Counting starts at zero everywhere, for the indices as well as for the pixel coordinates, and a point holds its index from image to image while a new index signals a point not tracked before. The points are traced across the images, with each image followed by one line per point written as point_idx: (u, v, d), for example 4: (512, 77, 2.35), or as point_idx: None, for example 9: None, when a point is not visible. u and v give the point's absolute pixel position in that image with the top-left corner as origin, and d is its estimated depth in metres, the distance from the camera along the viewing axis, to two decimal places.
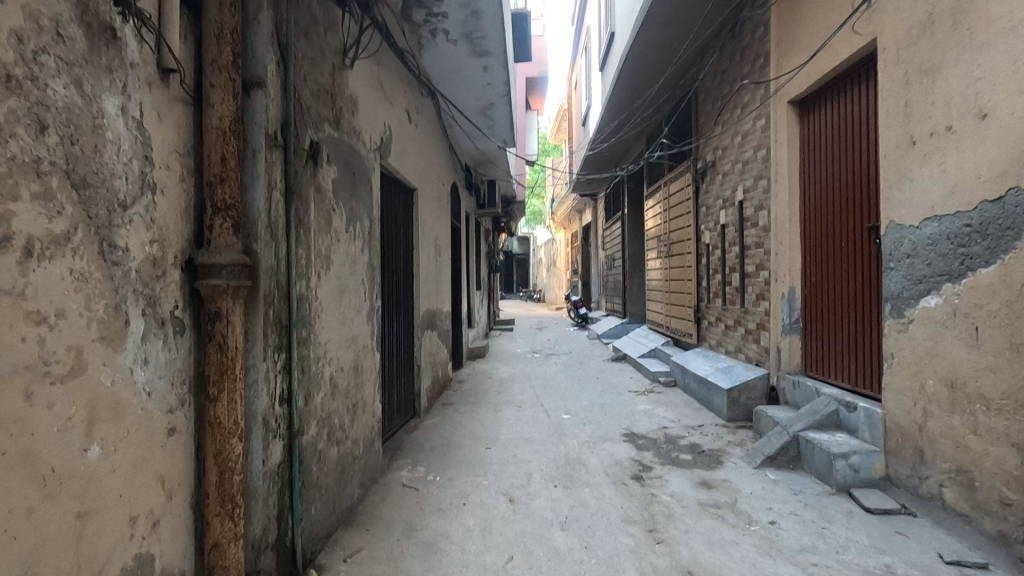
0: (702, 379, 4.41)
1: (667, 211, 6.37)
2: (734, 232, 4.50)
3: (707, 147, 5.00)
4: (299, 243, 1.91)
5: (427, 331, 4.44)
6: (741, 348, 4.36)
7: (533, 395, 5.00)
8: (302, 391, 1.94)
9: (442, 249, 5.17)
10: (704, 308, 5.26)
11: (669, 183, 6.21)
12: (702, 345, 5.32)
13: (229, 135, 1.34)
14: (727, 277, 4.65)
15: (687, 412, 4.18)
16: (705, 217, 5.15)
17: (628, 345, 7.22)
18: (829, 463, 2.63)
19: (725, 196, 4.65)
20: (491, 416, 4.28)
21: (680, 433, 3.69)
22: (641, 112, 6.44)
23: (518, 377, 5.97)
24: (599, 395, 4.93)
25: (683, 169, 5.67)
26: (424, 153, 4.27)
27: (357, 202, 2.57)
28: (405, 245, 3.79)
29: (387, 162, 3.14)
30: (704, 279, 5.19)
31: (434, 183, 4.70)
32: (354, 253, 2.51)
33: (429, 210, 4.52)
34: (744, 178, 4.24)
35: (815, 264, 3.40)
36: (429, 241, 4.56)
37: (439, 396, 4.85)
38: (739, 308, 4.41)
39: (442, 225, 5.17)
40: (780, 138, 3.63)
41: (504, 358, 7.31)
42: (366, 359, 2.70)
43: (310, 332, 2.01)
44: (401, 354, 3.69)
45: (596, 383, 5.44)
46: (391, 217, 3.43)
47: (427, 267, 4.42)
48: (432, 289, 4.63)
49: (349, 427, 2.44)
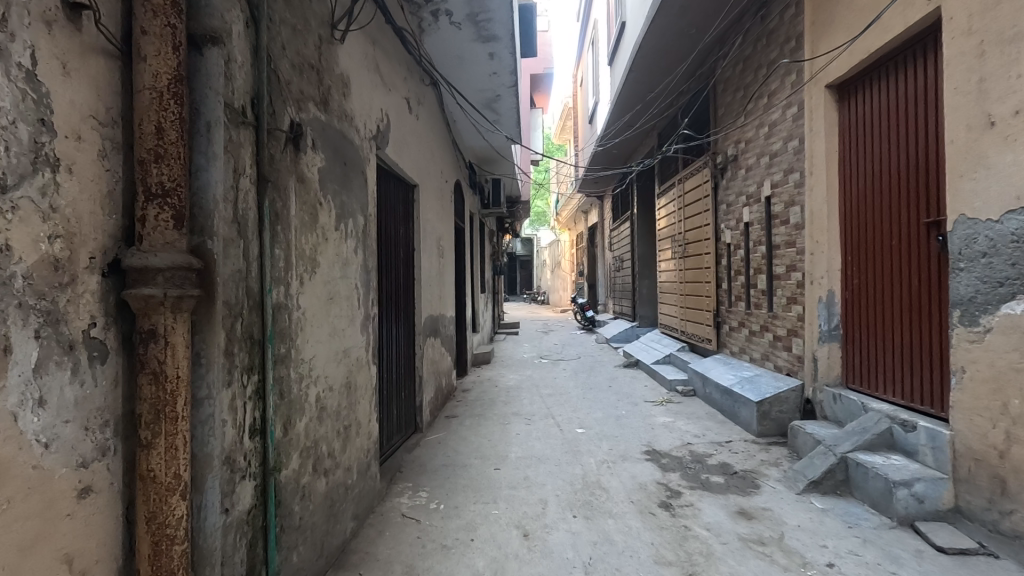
0: (726, 389, 4.10)
1: (683, 210, 6.06)
2: (759, 231, 4.19)
3: (728, 140, 4.69)
4: (275, 242, 1.60)
5: (430, 338, 4.14)
6: (768, 356, 4.04)
7: (543, 405, 4.68)
8: (280, 419, 1.62)
9: (445, 251, 4.86)
10: (725, 312, 4.94)
11: (684, 180, 5.90)
12: (722, 352, 5.00)
13: (168, 98, 1.02)
14: (751, 279, 4.34)
15: (711, 426, 3.86)
16: (725, 216, 4.84)
17: (640, 350, 6.91)
18: (888, 491, 2.30)
19: (749, 192, 4.34)
20: (499, 430, 3.97)
21: (707, 450, 3.37)
22: (654, 106, 6.14)
23: (526, 385, 5.65)
24: (613, 405, 4.62)
25: (700, 165, 5.35)
26: (426, 147, 3.96)
27: (350, 197, 2.27)
28: (405, 247, 3.48)
29: (385, 154, 2.84)
30: (725, 281, 4.88)
31: (436, 179, 4.39)
32: (346, 255, 2.19)
33: (431, 209, 4.21)
34: (772, 173, 3.93)
35: (858, 265, 3.08)
36: (432, 242, 4.25)
37: (443, 407, 4.55)
38: (766, 312, 4.09)
39: (445, 225, 4.87)
40: (816, 126, 3.31)
41: (511, 364, 7.00)
42: (361, 374, 2.39)
43: (290, 348, 1.69)
44: (402, 364, 3.38)
45: (610, 392, 5.12)
46: (389, 215, 3.11)
47: (429, 270, 4.12)
48: (435, 293, 4.33)
49: (341, 453, 2.13)
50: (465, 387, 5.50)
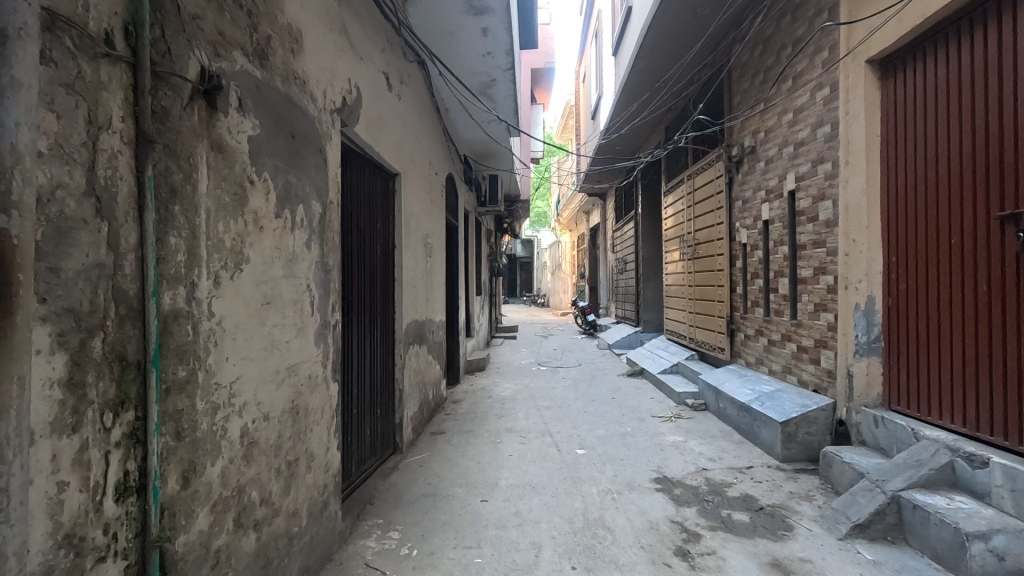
0: (743, 406, 3.67)
1: (692, 208, 5.64)
2: (781, 230, 3.76)
3: (746, 129, 4.26)
4: (168, 227, 1.18)
5: (415, 345, 3.72)
6: (791, 369, 3.62)
7: (539, 420, 4.26)
8: (176, 466, 1.20)
9: (434, 250, 4.45)
10: (739, 319, 4.52)
11: (695, 176, 5.49)
12: (736, 362, 4.58)
13: None
14: (772, 283, 3.92)
15: (728, 448, 3.43)
16: (742, 213, 4.42)
17: (645, 358, 6.49)
18: (958, 544, 1.87)
19: (770, 186, 3.92)
20: (489, 450, 3.54)
21: (726, 479, 2.94)
22: (661, 96, 5.74)
23: (522, 396, 5.22)
24: (617, 421, 4.19)
25: (713, 158, 4.94)
26: (410, 132, 3.55)
27: (300, 178, 1.85)
28: (382, 243, 3.06)
29: (352, 133, 2.42)
30: (740, 285, 4.46)
31: (423, 170, 3.97)
32: (291, 250, 1.77)
33: (417, 202, 3.80)
34: (797, 164, 3.51)
35: (904, 268, 2.66)
36: (418, 239, 3.83)
37: (429, 421, 4.12)
38: (788, 320, 3.67)
39: (434, 222, 4.46)
40: (853, 109, 2.90)
41: (507, 372, 6.57)
42: (315, 394, 1.97)
43: (196, 370, 1.27)
44: (377, 377, 2.97)
45: (614, 406, 4.69)
46: (359, 205, 2.69)
47: (414, 270, 3.71)
48: (421, 296, 3.91)
49: (282, 497, 1.71)
50: (456, 398, 5.08)
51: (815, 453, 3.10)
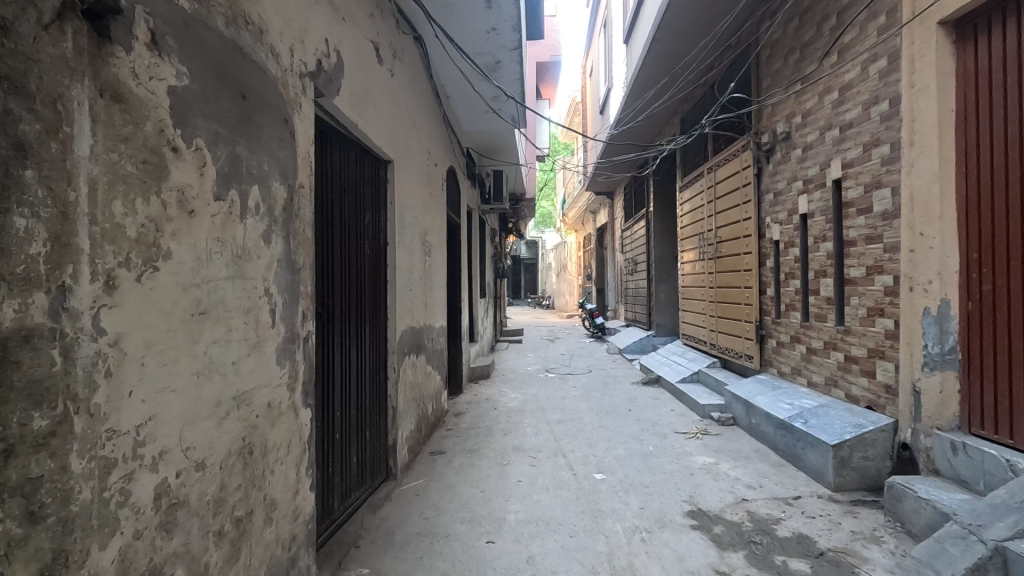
0: (782, 423, 3.25)
1: (713, 204, 5.22)
2: (823, 224, 3.35)
3: (779, 114, 3.86)
4: (10, 202, 0.78)
5: (412, 355, 3.32)
6: (837, 381, 3.19)
7: (550, 437, 3.85)
8: (30, 563, 0.80)
9: (434, 249, 4.05)
10: (771, 324, 4.10)
11: (717, 169, 5.08)
12: (766, 371, 4.16)
13: None
14: (811, 284, 3.50)
15: (767, 473, 3.01)
16: (775, 207, 4.00)
17: (661, 365, 6.07)
18: None
19: (809, 175, 3.50)
20: (495, 473, 3.13)
21: (772, 512, 2.52)
22: (679, 83, 5.34)
23: (529, 408, 4.81)
24: (636, 439, 3.78)
25: (739, 148, 4.53)
26: (406, 115, 3.16)
27: (255, 152, 1.44)
28: (370, 238, 2.66)
29: (331, 105, 2.02)
30: (771, 286, 4.06)
31: (420, 159, 3.58)
32: (240, 244, 1.36)
33: (414, 195, 3.40)
34: (844, 149, 3.09)
35: (990, 266, 2.23)
36: (415, 237, 3.43)
37: (428, 439, 3.71)
38: (832, 326, 3.25)
39: (434, 219, 4.06)
40: (921, 81, 2.47)
41: (513, 380, 6.16)
42: (277, 427, 1.56)
43: (68, 416, 0.86)
44: (365, 394, 2.57)
45: (631, 419, 4.28)
46: (338, 193, 2.29)
47: (411, 270, 3.31)
48: (419, 299, 3.52)
49: (227, 568, 1.30)
50: (458, 410, 4.67)
51: (873, 482, 2.67)
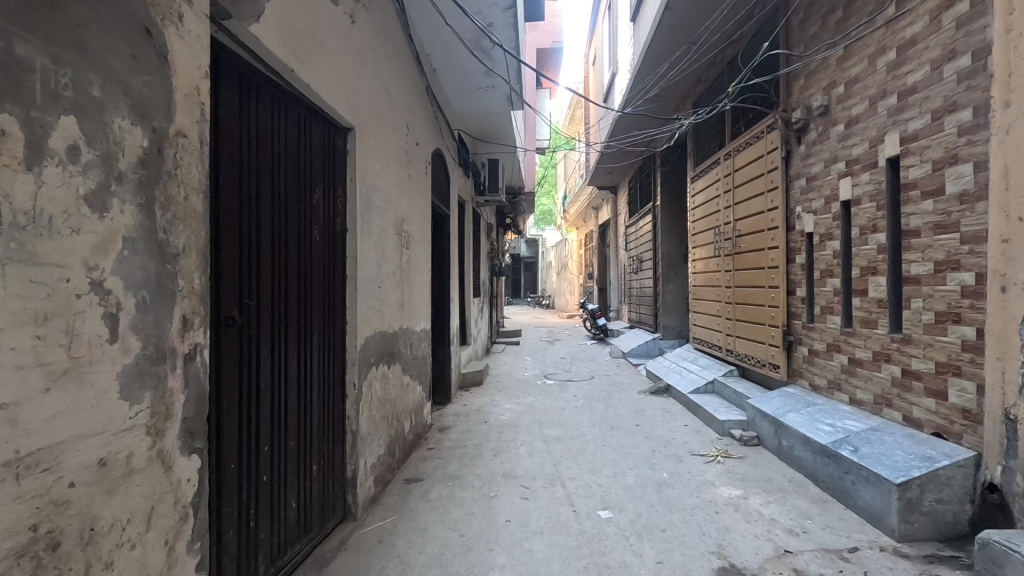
0: (824, 450, 2.71)
1: (730, 193, 4.68)
2: (872, 212, 2.82)
3: (816, 85, 3.33)
4: None
5: (383, 365, 2.79)
6: (892, 401, 2.66)
7: (547, 459, 3.32)
8: None
9: (414, 241, 3.52)
10: (802, 330, 3.56)
11: (735, 154, 4.54)
12: (796, 384, 3.62)
13: None
14: (855, 284, 2.97)
15: (810, 513, 2.47)
16: (808, 195, 3.46)
17: (669, 372, 5.54)
18: None
19: (854, 154, 2.97)
20: (479, 509, 2.60)
21: (826, 571, 1.99)
22: (694, 57, 4.80)
23: (524, 421, 4.28)
24: (647, 464, 3.24)
25: (763, 129, 4.00)
26: (374, 77, 2.63)
27: (68, 63, 0.90)
28: (318, 222, 2.12)
29: (246, 35, 1.48)
30: (803, 284, 3.52)
31: (396, 133, 3.06)
32: (22, 209, 0.82)
33: (386, 175, 2.87)
34: (904, 119, 2.56)
35: None
36: (389, 224, 2.90)
37: (404, 462, 3.18)
38: (885, 334, 2.72)
39: (414, 207, 3.52)
40: (1022, 24, 1.94)
41: (508, 387, 5.62)
42: (122, 496, 1.01)
43: None
44: (308, 419, 2.03)
45: (640, 437, 3.75)
46: (266, 160, 1.76)
47: (382, 265, 2.78)
48: (393, 300, 2.98)
49: None
50: (443, 424, 4.14)
51: (949, 531, 2.13)
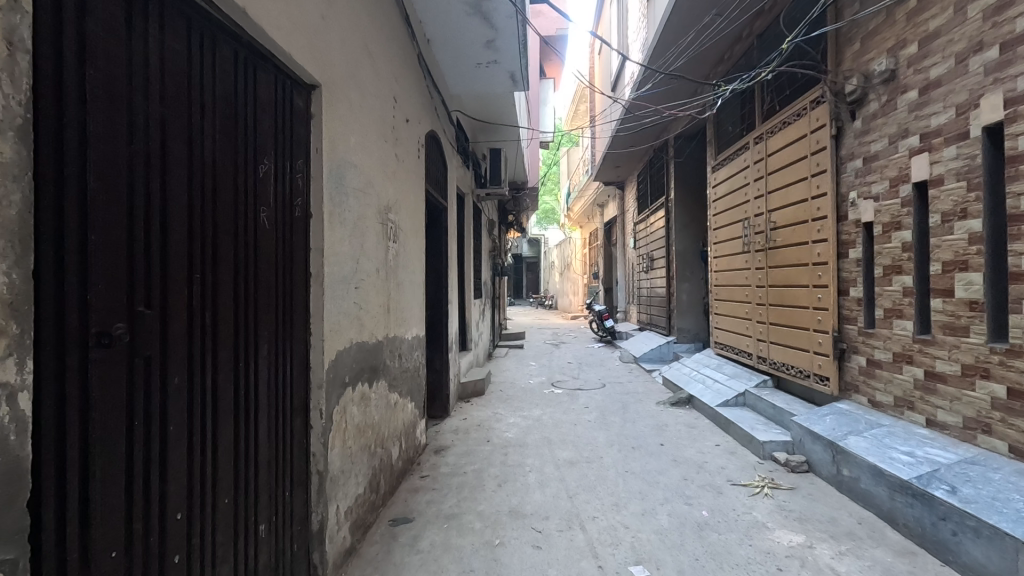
0: (905, 487, 2.20)
1: (761, 181, 4.17)
2: (959, 195, 2.31)
3: (878, 47, 2.82)
4: None
5: (362, 384, 2.28)
6: (993, 427, 2.15)
7: (561, 491, 2.82)
8: None
9: (404, 234, 3.02)
10: (859, 337, 3.05)
11: (769, 136, 4.03)
12: (851, 399, 3.11)
13: None
14: (934, 282, 2.46)
15: (898, 571, 1.95)
16: (866, 178, 2.95)
17: (690, 381, 5.03)
18: None
19: (933, 126, 2.46)
20: (480, 563, 2.08)
21: None
22: (720, 29, 4.29)
23: (532, 439, 3.77)
24: (680, 496, 2.73)
25: (805, 105, 3.49)
26: (350, 29, 2.14)
27: None
28: (267, 202, 1.62)
29: None
30: (861, 283, 3.01)
31: (380, 102, 2.56)
32: None
33: (367, 152, 2.37)
34: (1012, 75, 2.05)
35: None
36: (371, 213, 2.40)
37: (390, 497, 2.68)
38: (982, 343, 2.21)
39: (404, 196, 3.02)
40: None
41: (511, 398, 5.12)
42: None
43: None
44: (251, 464, 1.52)
45: (667, 462, 3.23)
46: (180, 108, 1.25)
47: (362, 262, 2.27)
48: (376, 305, 2.48)
49: None
50: (439, 443, 3.63)
51: None
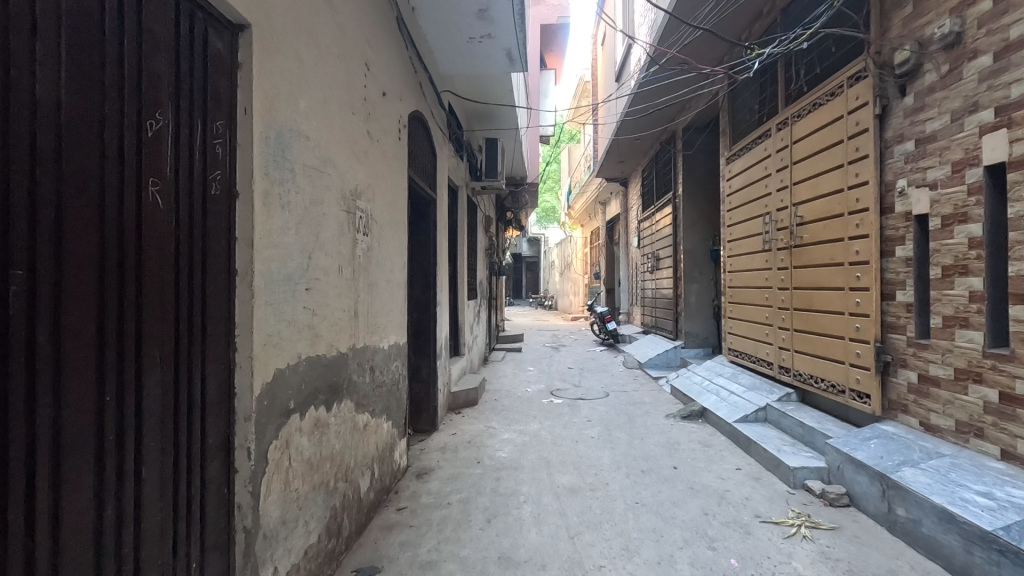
0: (987, 539, 1.78)
1: (785, 171, 3.74)
2: None
3: (939, 7, 2.40)
4: None
5: (315, 408, 1.85)
6: None
7: (561, 529, 2.39)
8: None
9: (379, 226, 2.58)
10: (909, 349, 2.61)
11: (795, 120, 3.60)
12: (898, 420, 2.68)
13: None
14: (1015, 286, 2.03)
15: None
16: (920, 163, 2.52)
17: (702, 392, 4.59)
18: None
19: (1013, 96, 2.03)
20: None
21: None
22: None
23: (528, 459, 3.35)
24: (702, 537, 2.30)
25: (841, 82, 3.06)
26: None
27: None
28: (160, 173, 1.18)
29: None
30: (911, 286, 2.58)
31: (346, 67, 2.14)
32: None
33: (326, 124, 1.94)
34: None
35: None
36: (330, 198, 1.96)
37: (357, 539, 2.24)
38: None
39: (379, 181, 2.58)
40: None
41: (507, 408, 4.69)
42: None
43: None
44: (127, 542, 1.07)
45: (684, 490, 2.81)
46: None
47: (317, 258, 1.84)
48: (338, 310, 2.04)
49: None
50: (422, 465, 3.20)
51: None
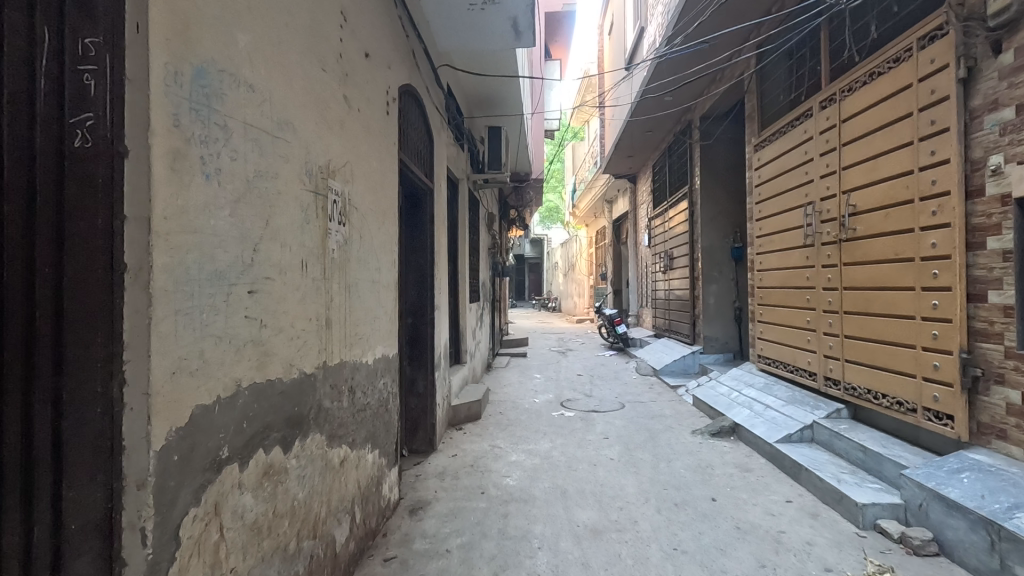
0: None
1: (831, 154, 3.27)
2: None
3: None
4: None
5: (266, 452, 1.38)
6: None
7: None
8: None
9: (360, 215, 2.12)
10: (1007, 362, 2.14)
11: (845, 96, 3.13)
12: (992, 448, 2.20)
13: None
14: None
15: None
16: (1022, 134, 2.05)
17: (731, 405, 4.12)
18: None
19: None
20: None
21: None
22: None
23: (539, 488, 2.88)
24: None
25: (908, 45, 2.60)
26: None
27: None
28: None
29: None
30: (1011, 283, 2.11)
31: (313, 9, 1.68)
32: None
33: (283, 76, 1.48)
34: None
35: None
36: (288, 173, 1.50)
37: None
38: None
39: (361, 161, 2.13)
40: None
41: (513, 423, 4.22)
42: None
43: None
44: None
45: (730, 532, 2.33)
46: None
47: (266, 253, 1.38)
48: (301, 318, 1.58)
49: None
50: (417, 497, 2.74)
51: None
